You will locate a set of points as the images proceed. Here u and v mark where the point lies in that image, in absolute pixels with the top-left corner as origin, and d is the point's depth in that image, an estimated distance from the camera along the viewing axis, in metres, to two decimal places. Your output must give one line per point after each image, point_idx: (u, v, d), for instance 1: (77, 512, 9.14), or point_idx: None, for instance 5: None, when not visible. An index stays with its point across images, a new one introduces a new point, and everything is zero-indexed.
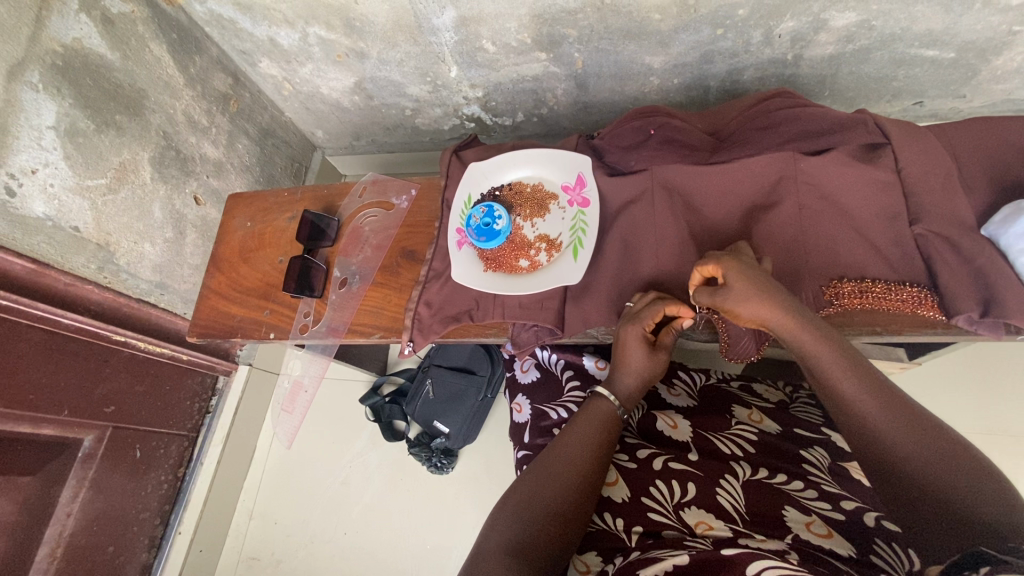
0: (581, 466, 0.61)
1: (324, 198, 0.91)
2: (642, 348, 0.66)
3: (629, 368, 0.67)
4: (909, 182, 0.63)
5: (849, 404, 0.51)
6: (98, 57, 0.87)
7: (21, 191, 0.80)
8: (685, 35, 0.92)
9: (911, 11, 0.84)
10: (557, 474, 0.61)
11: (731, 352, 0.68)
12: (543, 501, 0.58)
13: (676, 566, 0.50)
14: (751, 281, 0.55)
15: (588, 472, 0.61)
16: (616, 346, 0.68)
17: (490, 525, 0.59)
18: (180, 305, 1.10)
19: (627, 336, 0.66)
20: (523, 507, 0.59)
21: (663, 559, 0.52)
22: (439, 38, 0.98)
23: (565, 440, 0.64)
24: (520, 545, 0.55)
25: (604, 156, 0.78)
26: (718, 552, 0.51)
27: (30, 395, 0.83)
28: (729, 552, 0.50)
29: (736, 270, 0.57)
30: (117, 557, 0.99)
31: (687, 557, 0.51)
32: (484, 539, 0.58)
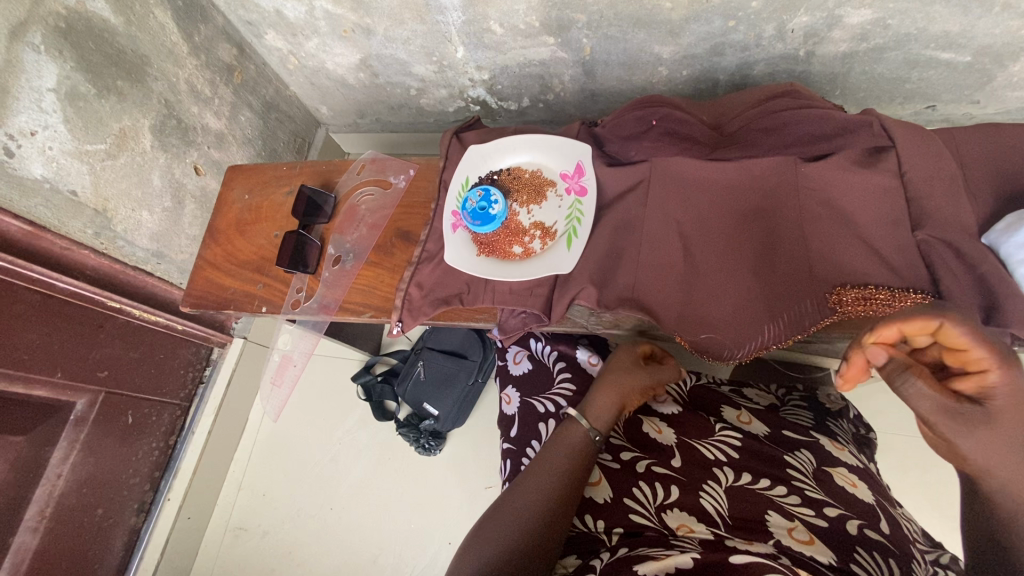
0: (549, 486, 0.62)
1: (323, 174, 0.91)
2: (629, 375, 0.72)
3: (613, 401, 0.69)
4: (913, 186, 0.61)
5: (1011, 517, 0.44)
6: (102, 21, 0.86)
7: (19, 152, 0.80)
8: (696, 26, 0.90)
9: (928, 12, 0.82)
10: (530, 497, 0.62)
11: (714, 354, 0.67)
12: (516, 527, 0.59)
13: (681, 569, 0.51)
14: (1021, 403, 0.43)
15: (556, 490, 0.62)
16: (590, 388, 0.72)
17: (472, 548, 0.60)
18: (176, 275, 1.11)
19: (618, 365, 0.72)
20: (500, 535, 0.59)
21: (668, 558, 0.52)
22: (446, 18, 0.97)
23: (537, 464, 0.65)
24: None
25: (604, 146, 0.77)
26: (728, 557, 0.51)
27: (23, 356, 0.84)
28: (738, 559, 0.51)
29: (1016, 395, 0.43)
30: (107, 519, 1.00)
31: (692, 560, 0.52)
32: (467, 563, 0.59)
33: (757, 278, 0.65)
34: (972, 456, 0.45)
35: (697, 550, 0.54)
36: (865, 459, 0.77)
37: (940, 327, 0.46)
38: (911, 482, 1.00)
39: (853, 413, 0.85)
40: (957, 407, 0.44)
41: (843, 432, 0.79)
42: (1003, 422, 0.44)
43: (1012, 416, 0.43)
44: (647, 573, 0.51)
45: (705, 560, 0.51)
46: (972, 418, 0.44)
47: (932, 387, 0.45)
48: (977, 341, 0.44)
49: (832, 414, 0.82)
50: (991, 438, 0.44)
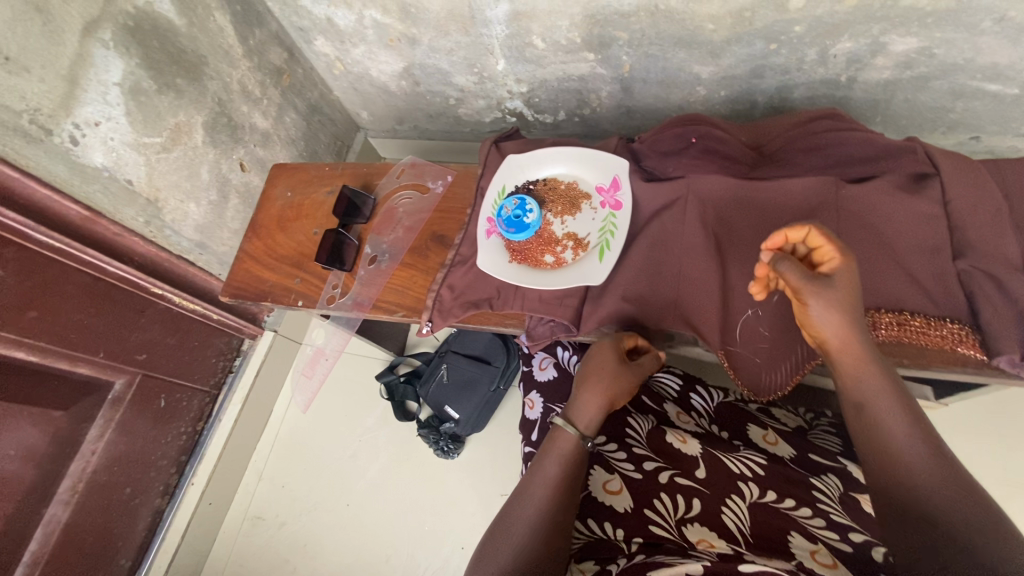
0: (563, 472, 0.60)
1: (363, 176, 0.94)
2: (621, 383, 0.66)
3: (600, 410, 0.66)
4: (956, 216, 0.61)
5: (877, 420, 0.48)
6: (166, 21, 0.91)
7: (83, 141, 0.85)
8: (737, 47, 0.91)
9: (976, 42, 0.82)
10: (546, 486, 0.59)
11: (758, 391, 0.65)
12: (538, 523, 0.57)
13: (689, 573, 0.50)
14: (851, 283, 0.51)
15: (570, 478, 0.60)
16: (581, 375, 0.66)
17: (493, 544, 0.58)
18: (216, 266, 1.15)
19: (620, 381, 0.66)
20: (524, 529, 0.57)
21: (677, 564, 0.52)
22: (490, 31, 0.99)
23: (545, 453, 0.62)
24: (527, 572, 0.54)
25: (641, 161, 0.77)
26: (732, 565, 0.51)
27: (70, 334, 0.88)
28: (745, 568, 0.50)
29: (849, 273, 0.51)
30: (134, 498, 1.03)
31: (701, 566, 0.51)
32: (486, 560, 0.57)
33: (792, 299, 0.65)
34: (828, 332, 0.51)
35: (713, 559, 0.53)
36: None
37: (803, 227, 0.52)
38: None
39: None
40: (816, 284, 0.51)
41: None
42: (838, 293, 0.51)
43: (844, 288, 0.51)
44: None
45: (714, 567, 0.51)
46: (824, 289, 0.51)
47: (798, 267, 0.51)
48: (827, 233, 0.52)
49: None
50: (840, 310, 0.51)
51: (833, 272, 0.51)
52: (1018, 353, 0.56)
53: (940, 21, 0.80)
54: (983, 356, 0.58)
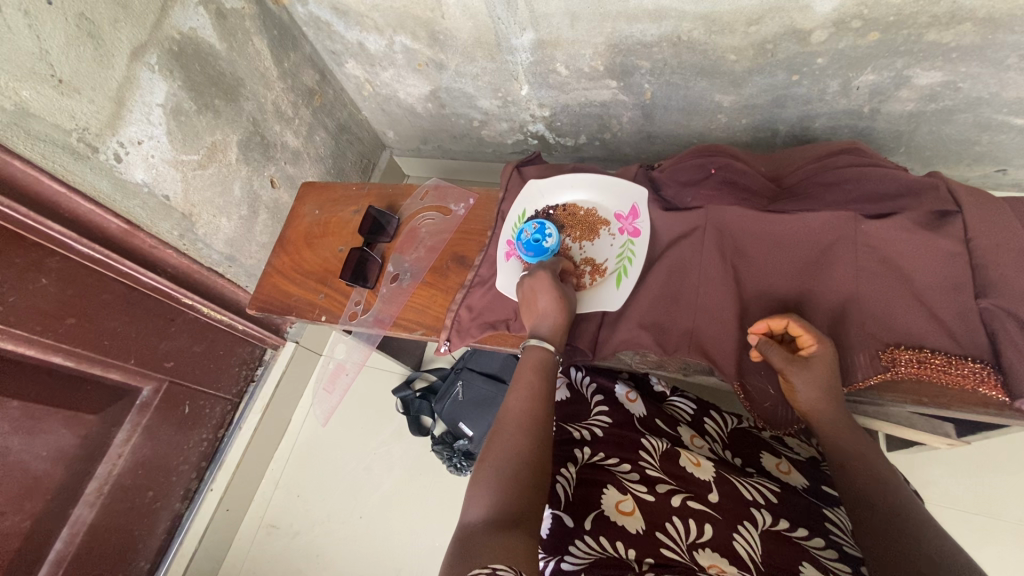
0: (530, 411, 0.62)
1: (388, 197, 0.97)
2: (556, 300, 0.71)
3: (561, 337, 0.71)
4: (980, 254, 0.60)
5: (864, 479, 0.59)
6: (208, 46, 0.96)
7: (126, 158, 0.88)
8: (759, 78, 0.92)
9: (1002, 77, 0.81)
10: (516, 427, 0.60)
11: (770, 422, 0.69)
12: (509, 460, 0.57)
13: None
14: (829, 365, 0.62)
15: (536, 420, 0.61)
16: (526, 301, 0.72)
17: (469, 495, 0.57)
18: (243, 279, 1.19)
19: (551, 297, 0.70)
20: (496, 464, 0.57)
21: None
22: (515, 58, 1.02)
23: (512, 393, 0.64)
24: (511, 513, 0.53)
25: (660, 190, 0.78)
26: None
27: (105, 341, 0.92)
28: None
29: (826, 357, 0.61)
30: (155, 501, 1.06)
31: None
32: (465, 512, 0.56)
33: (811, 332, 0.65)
34: (808, 403, 0.63)
35: None
36: None
37: (785, 320, 0.63)
38: None
39: None
40: (795, 368, 0.62)
41: None
42: (817, 374, 0.61)
43: (821, 370, 0.62)
44: None
45: None
46: (804, 370, 0.62)
47: (782, 353, 0.62)
48: (806, 326, 0.62)
49: None
50: (818, 388, 0.62)
51: (812, 355, 0.62)
52: None
53: (965, 56, 0.80)
54: (1006, 397, 0.57)
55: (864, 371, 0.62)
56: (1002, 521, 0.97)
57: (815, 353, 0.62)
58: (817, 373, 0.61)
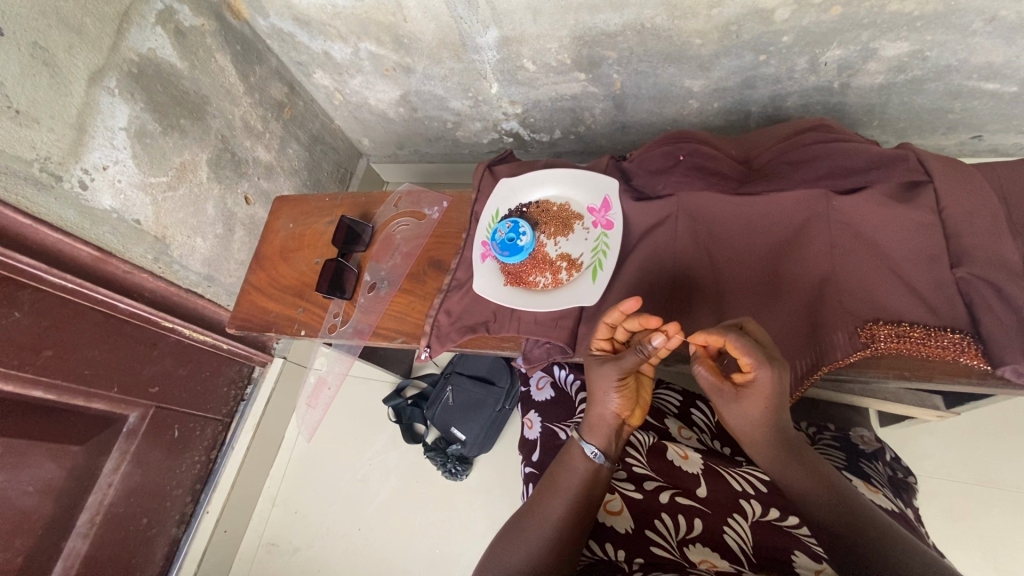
0: (585, 490, 0.57)
1: (362, 205, 0.96)
2: (593, 374, 0.59)
3: (598, 419, 0.58)
4: (951, 223, 0.60)
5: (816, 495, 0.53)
6: (169, 66, 0.95)
7: (92, 185, 0.87)
8: (726, 60, 0.91)
9: (968, 43, 0.80)
10: (567, 501, 0.57)
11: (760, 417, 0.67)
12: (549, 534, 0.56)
13: None
14: (771, 397, 0.52)
15: (590, 502, 0.58)
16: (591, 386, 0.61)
17: (506, 547, 0.57)
18: (224, 298, 1.18)
19: (589, 369, 0.60)
20: (541, 534, 0.56)
21: None
22: (481, 56, 1.01)
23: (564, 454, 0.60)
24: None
25: (631, 180, 0.78)
26: None
27: (84, 371, 0.91)
28: None
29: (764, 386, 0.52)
30: (150, 528, 1.05)
31: None
32: (498, 564, 0.57)
33: (789, 313, 0.64)
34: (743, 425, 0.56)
35: None
36: (904, 505, 0.71)
37: (723, 337, 0.51)
38: (960, 533, 0.95)
39: (890, 455, 0.79)
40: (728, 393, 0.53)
41: (878, 473, 0.74)
42: (749, 404, 0.53)
43: (757, 402, 0.53)
44: None
45: None
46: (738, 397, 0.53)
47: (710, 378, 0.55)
48: (748, 350, 0.50)
49: (866, 455, 0.77)
50: (746, 418, 0.55)
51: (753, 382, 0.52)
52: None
53: (930, 25, 0.79)
54: (987, 366, 0.56)
55: (844, 349, 0.60)
56: (1000, 490, 0.96)
57: (753, 381, 0.52)
58: (747, 407, 0.53)
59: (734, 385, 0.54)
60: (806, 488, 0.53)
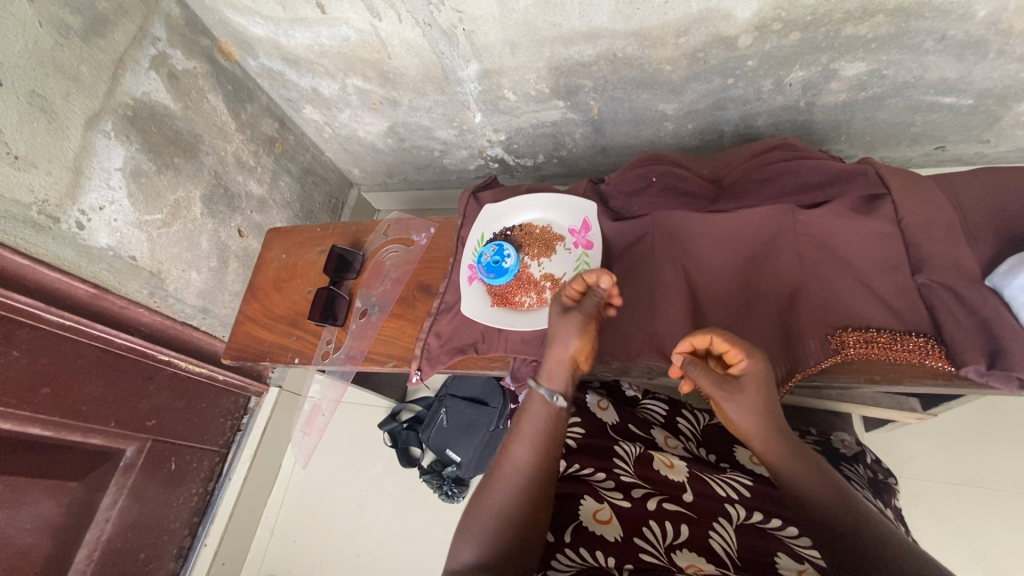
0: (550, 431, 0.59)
1: (352, 234, 0.99)
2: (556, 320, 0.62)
3: (557, 362, 0.61)
4: (911, 232, 0.63)
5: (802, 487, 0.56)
6: (163, 107, 0.98)
7: (89, 225, 0.90)
8: (696, 84, 0.96)
9: (922, 61, 0.85)
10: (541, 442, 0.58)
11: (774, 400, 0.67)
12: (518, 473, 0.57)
13: None
14: (763, 387, 0.57)
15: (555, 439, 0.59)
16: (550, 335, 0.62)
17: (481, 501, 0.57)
18: (220, 329, 1.20)
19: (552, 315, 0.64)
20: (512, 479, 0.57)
21: None
22: (464, 88, 1.05)
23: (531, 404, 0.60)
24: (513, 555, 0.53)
25: (608, 202, 0.82)
26: None
27: (82, 407, 0.92)
28: None
29: (758, 374, 0.57)
30: (147, 563, 1.05)
31: None
32: None
33: (764, 323, 0.66)
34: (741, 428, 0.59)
35: None
36: (884, 505, 0.72)
37: (710, 336, 0.57)
38: (950, 534, 0.96)
39: (871, 457, 0.81)
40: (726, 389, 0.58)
41: (859, 475, 0.75)
42: (748, 395, 0.57)
43: (755, 394, 0.57)
44: None
45: None
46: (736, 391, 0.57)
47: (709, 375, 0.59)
48: (733, 341, 0.57)
49: (847, 458, 0.78)
50: (748, 408, 0.58)
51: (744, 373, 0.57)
52: (983, 362, 0.56)
53: (883, 46, 0.84)
54: (951, 367, 0.58)
55: (816, 356, 0.63)
56: (987, 489, 0.98)
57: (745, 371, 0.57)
58: (748, 397, 0.57)
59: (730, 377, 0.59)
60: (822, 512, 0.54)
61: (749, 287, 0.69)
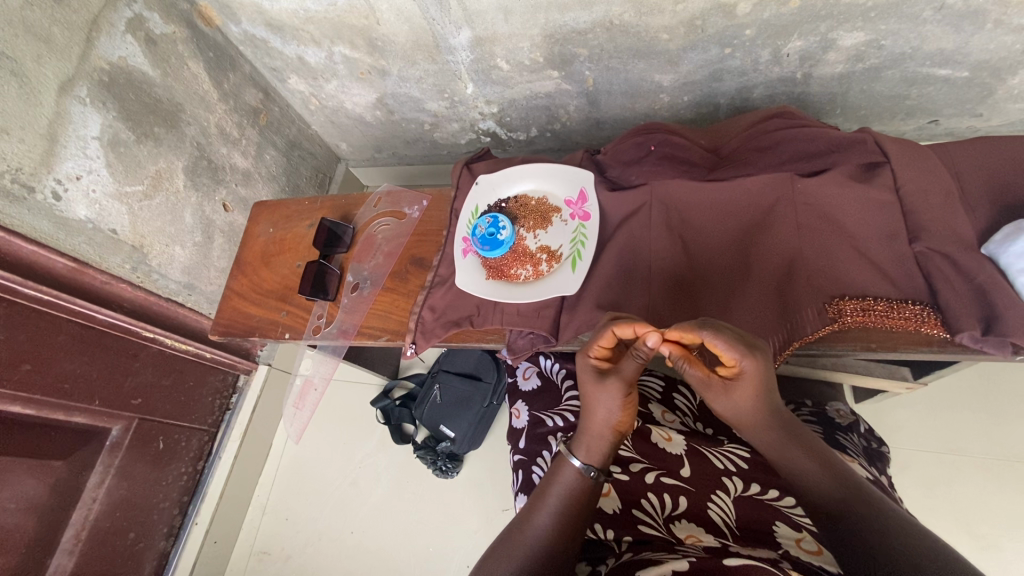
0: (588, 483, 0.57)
1: (342, 207, 0.97)
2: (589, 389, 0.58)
3: (596, 434, 0.58)
4: (909, 200, 0.63)
5: (798, 467, 0.52)
6: (141, 73, 0.94)
7: (65, 195, 0.86)
8: (694, 54, 0.94)
9: (920, 32, 0.84)
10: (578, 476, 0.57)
11: None
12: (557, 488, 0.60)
13: (676, 570, 0.50)
14: (760, 384, 0.51)
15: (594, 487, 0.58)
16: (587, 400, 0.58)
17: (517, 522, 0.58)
18: (206, 306, 1.17)
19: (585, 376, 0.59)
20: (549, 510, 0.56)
21: (665, 563, 0.51)
22: (456, 57, 1.02)
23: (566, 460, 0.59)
24: (551, 557, 0.54)
25: (605, 171, 0.80)
26: (722, 560, 0.51)
27: (65, 385, 0.89)
28: (733, 561, 0.50)
29: (756, 375, 0.50)
30: (137, 542, 1.04)
31: (688, 564, 0.51)
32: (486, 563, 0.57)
33: (761, 293, 0.66)
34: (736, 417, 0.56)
35: (700, 555, 0.54)
36: (877, 472, 0.74)
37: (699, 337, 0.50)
38: (934, 501, 0.99)
39: (864, 427, 0.82)
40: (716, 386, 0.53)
41: (854, 444, 0.76)
42: (740, 396, 0.53)
43: (748, 391, 0.52)
44: None
45: (706, 564, 0.50)
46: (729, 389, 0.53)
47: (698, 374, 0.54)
48: (728, 345, 0.49)
49: (842, 428, 0.79)
50: (738, 406, 0.54)
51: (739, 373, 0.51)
52: (979, 328, 0.57)
53: (882, 15, 0.83)
54: (947, 334, 0.58)
55: (813, 326, 0.62)
56: (969, 457, 1.01)
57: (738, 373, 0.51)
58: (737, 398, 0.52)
59: (720, 377, 0.53)
60: (819, 496, 0.50)
61: (748, 258, 0.68)
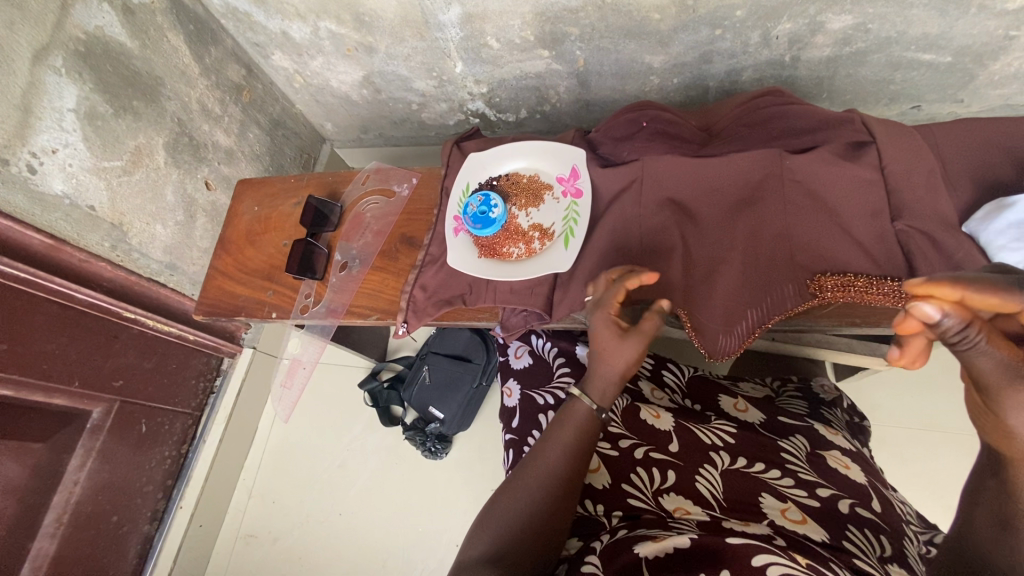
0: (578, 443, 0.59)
1: (329, 185, 0.95)
2: (605, 342, 0.60)
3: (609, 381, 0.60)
4: (893, 178, 0.64)
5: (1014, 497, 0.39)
6: (118, 44, 0.91)
7: (41, 169, 0.84)
8: (685, 35, 0.94)
9: (907, 16, 0.85)
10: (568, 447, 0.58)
11: (713, 352, 0.66)
12: (553, 479, 0.57)
13: (676, 549, 0.52)
14: None
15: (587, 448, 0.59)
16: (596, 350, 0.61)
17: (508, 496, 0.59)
18: (189, 287, 1.15)
19: (597, 326, 0.62)
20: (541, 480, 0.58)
21: (662, 540, 0.53)
22: (445, 34, 1.01)
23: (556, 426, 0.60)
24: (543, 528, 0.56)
25: (597, 148, 0.80)
26: (722, 538, 0.52)
27: (45, 365, 0.87)
28: (732, 539, 0.52)
29: None
30: (121, 526, 1.02)
31: (688, 540, 0.52)
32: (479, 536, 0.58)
33: (747, 268, 0.67)
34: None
35: (696, 532, 0.55)
36: (861, 444, 0.79)
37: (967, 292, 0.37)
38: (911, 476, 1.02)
39: (847, 403, 0.86)
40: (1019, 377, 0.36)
41: (838, 419, 0.82)
42: None
43: None
44: (646, 556, 0.52)
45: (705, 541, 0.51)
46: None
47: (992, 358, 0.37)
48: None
49: (826, 403, 0.85)
50: None
51: None
52: None
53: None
54: None
55: (793, 301, 0.64)
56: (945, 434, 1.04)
57: None
58: None
59: None
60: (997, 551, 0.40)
61: (735, 232, 0.68)
